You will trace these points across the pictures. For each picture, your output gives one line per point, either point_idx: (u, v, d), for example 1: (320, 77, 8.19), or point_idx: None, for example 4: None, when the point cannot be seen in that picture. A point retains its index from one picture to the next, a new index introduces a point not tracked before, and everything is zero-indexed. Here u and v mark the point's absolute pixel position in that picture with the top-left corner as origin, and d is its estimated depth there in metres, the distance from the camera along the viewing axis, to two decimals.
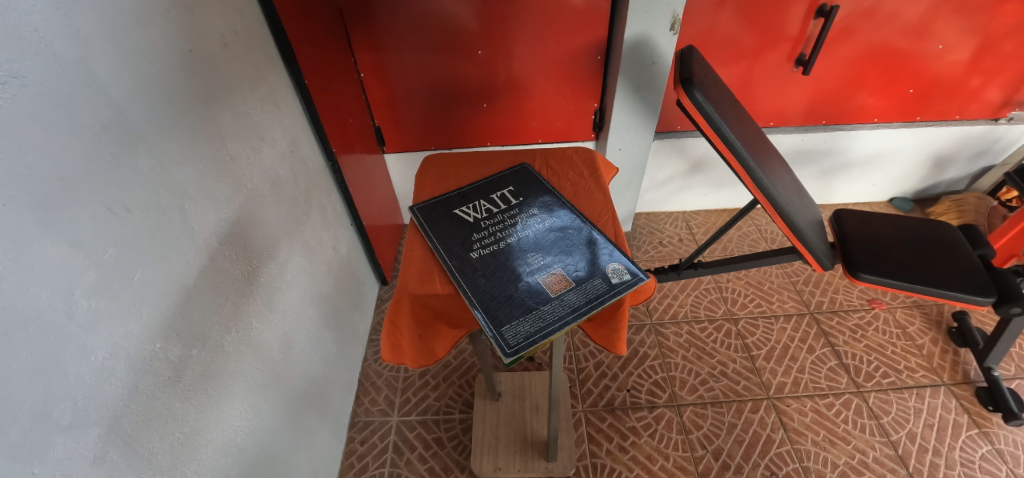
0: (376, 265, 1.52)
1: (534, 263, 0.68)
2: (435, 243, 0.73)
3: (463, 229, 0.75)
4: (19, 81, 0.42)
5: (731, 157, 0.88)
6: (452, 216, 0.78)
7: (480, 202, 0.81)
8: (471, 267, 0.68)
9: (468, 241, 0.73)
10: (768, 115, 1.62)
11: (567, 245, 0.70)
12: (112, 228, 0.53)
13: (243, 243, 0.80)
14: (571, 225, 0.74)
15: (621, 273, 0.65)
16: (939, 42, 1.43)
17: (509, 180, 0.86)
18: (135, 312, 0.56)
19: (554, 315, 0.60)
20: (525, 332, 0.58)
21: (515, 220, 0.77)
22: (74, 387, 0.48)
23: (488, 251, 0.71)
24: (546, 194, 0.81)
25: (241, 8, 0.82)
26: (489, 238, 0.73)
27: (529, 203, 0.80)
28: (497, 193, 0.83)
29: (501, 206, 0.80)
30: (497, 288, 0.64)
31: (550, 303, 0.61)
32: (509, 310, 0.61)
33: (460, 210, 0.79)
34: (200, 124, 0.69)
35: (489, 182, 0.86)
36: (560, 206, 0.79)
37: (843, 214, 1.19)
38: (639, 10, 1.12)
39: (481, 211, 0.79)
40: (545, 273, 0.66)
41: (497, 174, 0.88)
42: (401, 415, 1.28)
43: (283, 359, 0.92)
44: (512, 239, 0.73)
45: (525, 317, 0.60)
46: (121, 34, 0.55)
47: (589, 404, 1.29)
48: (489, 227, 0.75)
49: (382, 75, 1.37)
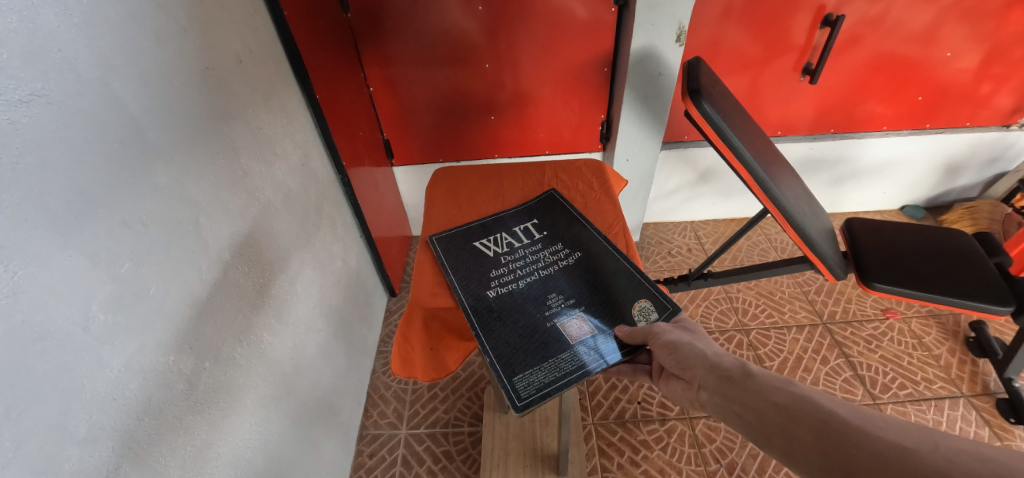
0: (384, 277, 1.53)
1: (554, 307, 0.67)
2: (452, 278, 0.72)
3: (482, 264, 0.75)
4: (42, 100, 0.44)
5: (740, 168, 0.88)
6: (471, 250, 0.77)
7: (501, 234, 0.80)
8: (487, 307, 0.68)
9: (486, 278, 0.72)
10: (775, 125, 1.62)
11: (592, 286, 0.70)
12: (129, 242, 0.54)
13: (256, 256, 0.81)
14: (598, 263, 0.73)
15: (650, 313, 0.65)
16: (948, 50, 1.43)
17: (532, 209, 0.85)
18: (149, 326, 0.57)
19: (571, 365, 0.60)
20: (537, 382, 0.58)
21: (538, 256, 0.76)
22: (89, 399, 0.49)
23: (506, 291, 0.70)
24: (573, 228, 0.80)
25: (256, 27, 0.85)
26: (509, 275, 0.73)
27: (553, 237, 0.79)
28: (520, 225, 0.82)
29: (523, 240, 0.79)
30: (513, 332, 0.64)
31: (567, 351, 0.61)
32: (524, 358, 0.61)
33: (481, 243, 0.79)
34: (213, 139, 0.70)
35: (511, 213, 0.85)
36: (586, 242, 0.77)
37: (855, 223, 1.18)
38: (644, 22, 1.13)
39: (502, 245, 0.78)
40: (566, 319, 0.66)
41: (520, 203, 0.87)
42: (410, 428, 1.27)
43: (293, 371, 0.92)
44: (533, 277, 0.72)
45: (538, 367, 0.60)
46: (140, 52, 0.57)
47: (600, 417, 1.27)
48: (509, 263, 0.75)
49: (391, 89, 1.39)
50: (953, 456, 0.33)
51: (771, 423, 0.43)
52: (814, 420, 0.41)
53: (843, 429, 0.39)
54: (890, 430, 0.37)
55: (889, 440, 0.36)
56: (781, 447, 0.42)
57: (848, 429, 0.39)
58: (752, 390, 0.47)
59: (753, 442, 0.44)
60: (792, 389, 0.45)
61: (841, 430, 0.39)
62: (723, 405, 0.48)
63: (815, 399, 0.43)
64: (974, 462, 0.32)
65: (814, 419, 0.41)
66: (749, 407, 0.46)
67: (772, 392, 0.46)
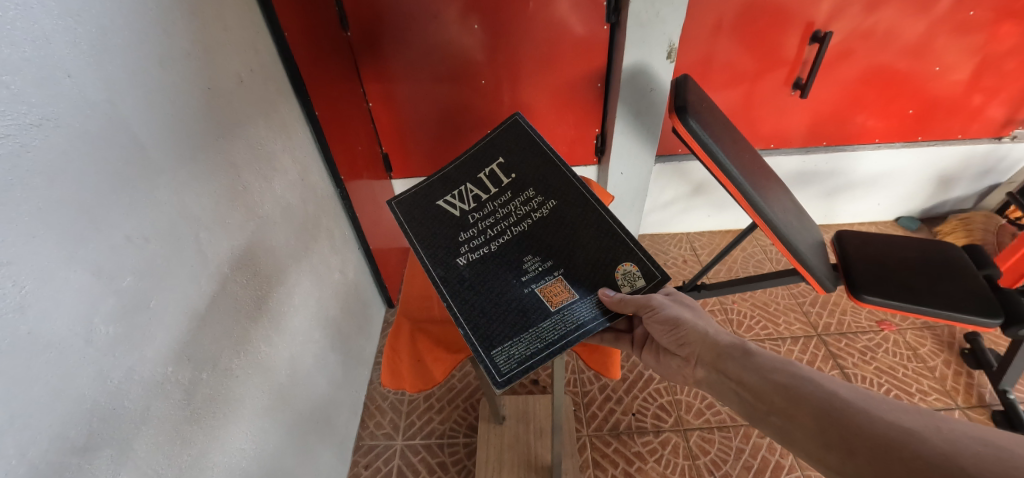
0: (382, 288, 1.55)
1: (531, 272, 0.68)
2: (419, 247, 0.71)
3: (449, 226, 0.73)
4: (51, 123, 0.47)
5: (726, 182, 0.90)
6: (436, 210, 0.74)
7: (465, 186, 0.76)
8: (458, 277, 0.68)
9: (455, 243, 0.71)
10: (768, 137, 1.64)
11: (569, 246, 0.70)
12: (131, 257, 0.56)
13: (254, 268, 0.83)
14: (573, 217, 0.72)
15: (635, 279, 0.67)
16: (936, 64, 1.46)
17: (499, 148, 0.78)
18: (148, 338, 0.59)
19: (553, 334, 0.63)
20: (517, 357, 0.61)
21: (508, 210, 0.73)
22: (90, 408, 0.50)
23: (477, 256, 0.70)
24: (547, 174, 0.75)
25: (257, 48, 0.88)
26: (478, 237, 0.72)
27: (524, 185, 0.75)
28: (486, 171, 0.77)
29: (491, 191, 0.75)
30: (490, 303, 0.66)
31: (547, 320, 0.64)
32: (502, 330, 0.64)
33: (445, 200, 0.75)
34: (214, 156, 0.73)
35: (474, 155, 0.78)
36: (560, 191, 0.74)
37: (845, 235, 1.19)
38: (635, 40, 1.17)
39: (468, 200, 0.75)
40: (544, 285, 0.67)
41: (484, 140, 0.80)
42: (405, 439, 1.28)
43: (289, 381, 0.94)
44: (506, 237, 0.71)
45: (518, 340, 0.63)
46: (145, 75, 0.60)
47: (594, 428, 1.28)
48: (478, 223, 0.73)
49: (390, 104, 1.42)
50: (950, 435, 0.43)
51: (772, 397, 0.56)
52: (815, 398, 0.53)
53: (844, 407, 0.50)
54: (892, 413, 0.47)
55: (893, 420, 0.47)
56: (784, 418, 0.54)
57: (847, 407, 0.50)
58: (753, 369, 0.60)
59: (756, 412, 0.57)
60: (791, 369, 0.57)
61: (843, 411, 0.50)
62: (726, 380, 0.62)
63: (817, 381, 0.54)
64: (972, 441, 0.42)
65: (817, 400, 0.52)
66: (750, 383, 0.59)
67: (773, 371, 0.58)
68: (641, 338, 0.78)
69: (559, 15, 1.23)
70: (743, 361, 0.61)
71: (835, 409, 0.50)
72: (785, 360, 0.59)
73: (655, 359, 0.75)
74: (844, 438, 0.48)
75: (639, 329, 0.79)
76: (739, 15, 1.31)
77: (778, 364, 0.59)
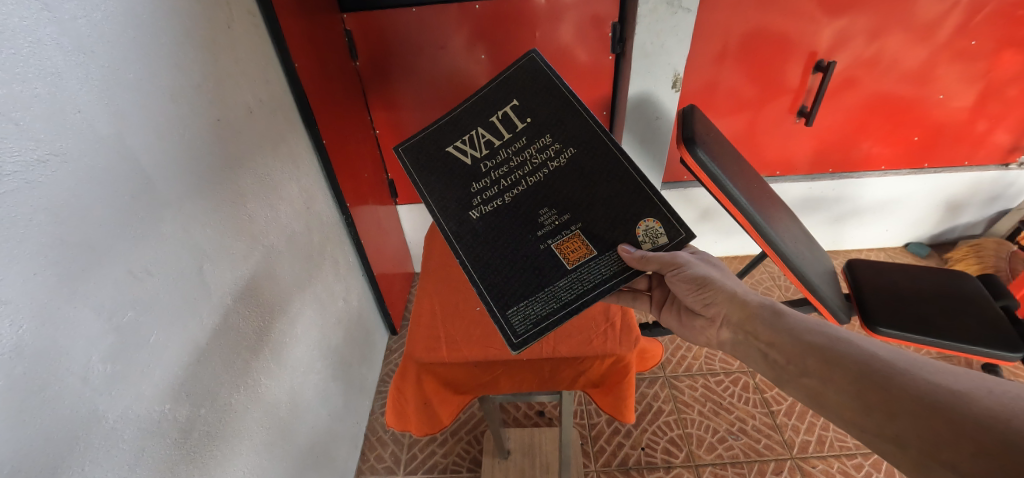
0: (386, 315, 1.53)
1: (547, 226, 0.65)
2: (429, 200, 0.67)
3: (460, 175, 0.68)
4: (59, 159, 0.46)
5: (737, 213, 0.89)
6: (446, 157, 0.69)
7: (477, 130, 0.69)
8: (471, 232, 0.66)
9: (467, 195, 0.67)
10: (773, 164, 1.65)
11: (588, 198, 0.66)
12: (133, 291, 0.55)
13: (256, 299, 0.81)
14: (593, 167, 0.67)
15: (657, 235, 0.64)
16: (940, 92, 1.46)
17: (513, 87, 0.71)
18: (147, 375, 0.57)
19: (569, 293, 0.62)
20: (533, 317, 0.61)
21: (523, 157, 0.68)
22: (83, 451, 0.49)
23: (490, 210, 0.66)
24: (567, 118, 0.69)
25: (266, 79, 0.89)
26: (492, 187, 0.67)
27: (541, 130, 0.68)
28: (499, 113, 0.70)
29: (505, 136, 0.68)
30: (504, 261, 0.64)
31: (564, 278, 0.63)
32: (517, 291, 0.63)
33: (455, 146, 0.69)
34: (221, 188, 0.73)
35: (485, 94, 0.71)
36: (580, 137, 0.68)
37: (857, 265, 1.18)
38: (640, 70, 1.18)
39: (480, 146, 0.69)
40: (561, 241, 0.65)
41: (497, 77, 0.71)
42: (407, 473, 1.24)
43: (289, 414, 0.91)
44: (520, 188, 0.67)
45: (534, 300, 0.62)
46: (155, 108, 0.60)
47: (602, 463, 1.24)
48: (491, 173, 0.68)
49: (396, 131, 1.44)
50: (1004, 400, 0.40)
51: (805, 360, 0.54)
52: (855, 360, 0.50)
53: (887, 370, 0.48)
54: (942, 377, 0.45)
55: (942, 384, 0.44)
56: (820, 382, 0.51)
57: (890, 370, 0.48)
58: (786, 331, 0.58)
59: (785, 374, 0.56)
60: (827, 331, 0.55)
61: (886, 374, 0.47)
62: (756, 343, 0.60)
63: (856, 343, 0.52)
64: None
65: (855, 362, 0.50)
66: (781, 346, 0.57)
67: (807, 333, 0.56)
68: (660, 297, 0.79)
69: (565, 45, 1.25)
70: (774, 323, 0.60)
71: (877, 370, 0.48)
72: (820, 320, 0.57)
73: (674, 318, 0.76)
74: (887, 402, 0.45)
75: (658, 289, 0.79)
76: (743, 44, 1.33)
77: (812, 326, 0.57)
